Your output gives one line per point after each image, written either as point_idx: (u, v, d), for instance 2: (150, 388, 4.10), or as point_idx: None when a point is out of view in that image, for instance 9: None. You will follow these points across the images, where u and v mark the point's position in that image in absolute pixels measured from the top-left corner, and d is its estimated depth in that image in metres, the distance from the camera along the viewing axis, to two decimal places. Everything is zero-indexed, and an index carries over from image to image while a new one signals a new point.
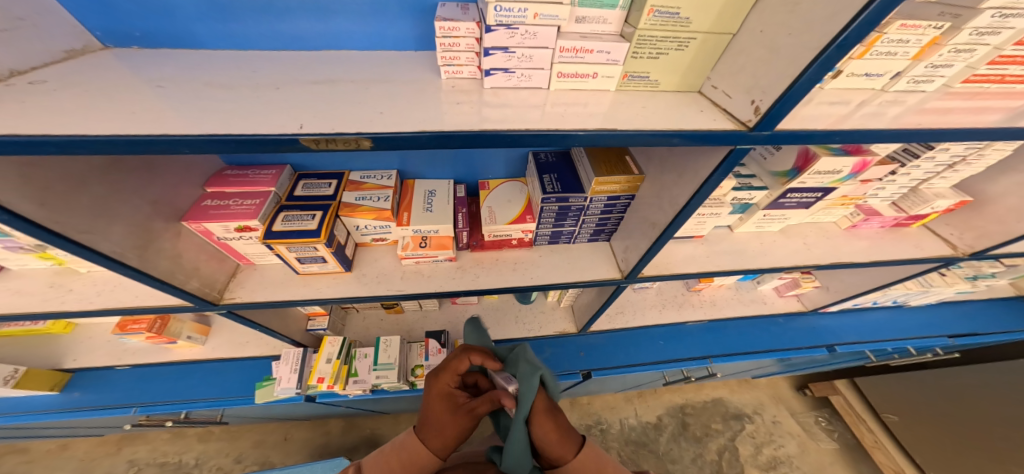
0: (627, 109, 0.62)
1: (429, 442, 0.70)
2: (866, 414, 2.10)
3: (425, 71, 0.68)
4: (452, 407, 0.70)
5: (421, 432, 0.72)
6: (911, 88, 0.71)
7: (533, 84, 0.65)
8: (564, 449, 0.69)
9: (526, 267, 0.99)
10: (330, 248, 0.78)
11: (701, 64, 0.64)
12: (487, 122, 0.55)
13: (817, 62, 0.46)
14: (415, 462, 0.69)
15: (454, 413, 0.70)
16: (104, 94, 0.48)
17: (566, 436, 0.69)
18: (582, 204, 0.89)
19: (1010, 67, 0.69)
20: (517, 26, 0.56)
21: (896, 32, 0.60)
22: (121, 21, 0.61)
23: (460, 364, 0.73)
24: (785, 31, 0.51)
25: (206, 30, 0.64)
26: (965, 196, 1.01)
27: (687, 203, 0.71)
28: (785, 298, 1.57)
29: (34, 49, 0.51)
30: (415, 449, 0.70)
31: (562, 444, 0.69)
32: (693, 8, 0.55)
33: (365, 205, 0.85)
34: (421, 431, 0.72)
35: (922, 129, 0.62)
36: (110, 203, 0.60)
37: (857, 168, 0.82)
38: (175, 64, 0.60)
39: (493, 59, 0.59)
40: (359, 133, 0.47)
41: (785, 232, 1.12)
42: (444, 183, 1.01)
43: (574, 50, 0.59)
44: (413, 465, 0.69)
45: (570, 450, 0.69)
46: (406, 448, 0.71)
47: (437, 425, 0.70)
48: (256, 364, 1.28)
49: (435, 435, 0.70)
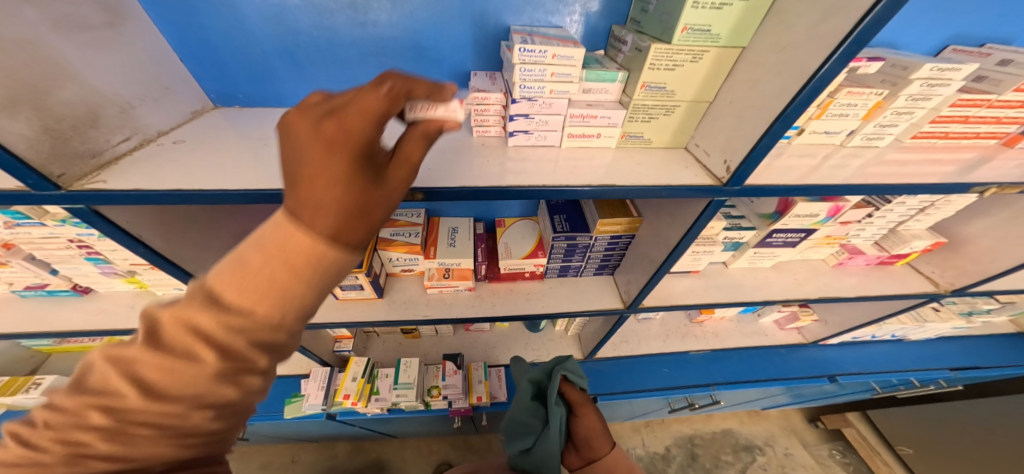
0: (626, 165, 0.75)
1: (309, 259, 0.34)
2: (879, 447, 2.10)
3: (459, 129, 0.82)
4: (362, 191, 0.36)
5: (217, 389, 0.35)
6: (867, 143, 0.82)
7: (548, 143, 0.78)
8: (599, 443, 0.80)
9: (538, 297, 1.09)
10: (368, 276, 0.92)
11: (686, 126, 0.77)
12: (510, 176, 0.69)
13: (769, 133, 0.58)
14: (229, 440, 0.40)
15: (376, 202, 0.37)
16: (226, 153, 0.63)
17: (603, 428, 0.82)
18: (588, 242, 1.01)
19: (952, 125, 0.80)
20: (536, 98, 0.70)
21: (846, 97, 0.73)
22: (230, 86, 0.77)
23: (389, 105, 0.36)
24: (746, 105, 0.63)
25: (290, 92, 0.80)
26: (940, 237, 1.10)
27: (678, 243, 0.81)
28: (786, 331, 1.63)
29: (173, 114, 0.68)
30: (232, 404, 0.36)
31: (601, 438, 0.81)
32: (676, 84, 0.69)
33: (398, 241, 1.00)
34: (240, 380, 0.36)
35: (880, 181, 0.73)
36: (206, 236, 0.73)
37: (831, 212, 0.94)
38: (268, 123, 0.75)
39: (517, 123, 0.73)
40: (414, 188, 0.61)
41: (777, 267, 1.21)
42: (465, 220, 1.15)
43: (581, 116, 0.73)
44: (244, 412, 0.39)
45: (606, 446, 0.81)
46: (204, 422, 0.35)
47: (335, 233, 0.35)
48: (284, 382, 1.37)
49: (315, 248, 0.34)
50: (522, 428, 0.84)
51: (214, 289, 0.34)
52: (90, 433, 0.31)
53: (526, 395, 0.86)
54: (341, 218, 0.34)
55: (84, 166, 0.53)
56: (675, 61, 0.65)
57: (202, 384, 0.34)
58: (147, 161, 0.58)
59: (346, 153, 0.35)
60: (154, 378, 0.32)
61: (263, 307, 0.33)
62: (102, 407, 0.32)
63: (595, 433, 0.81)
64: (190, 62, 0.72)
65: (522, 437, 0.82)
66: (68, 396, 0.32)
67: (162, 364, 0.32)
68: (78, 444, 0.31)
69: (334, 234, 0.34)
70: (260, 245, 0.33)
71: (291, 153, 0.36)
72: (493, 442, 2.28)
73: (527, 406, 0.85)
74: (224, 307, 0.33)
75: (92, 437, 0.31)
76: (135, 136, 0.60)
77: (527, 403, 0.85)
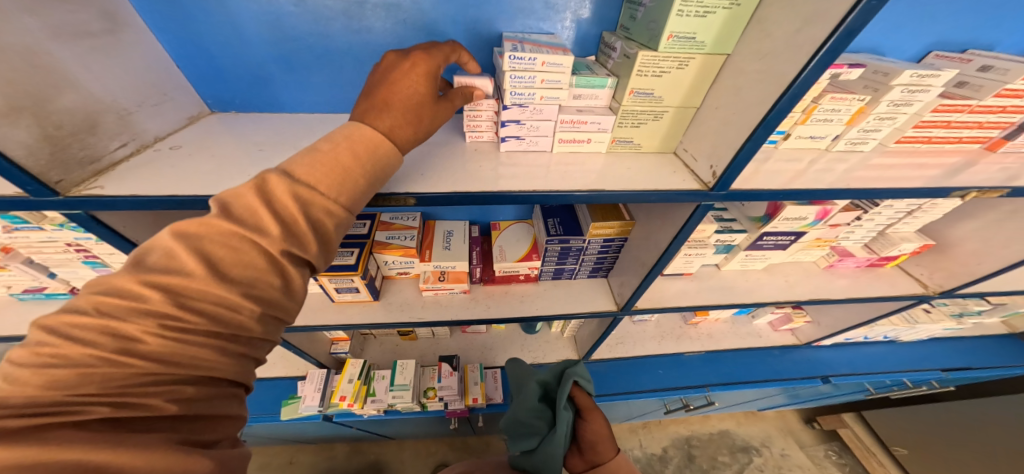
0: (615, 170, 0.76)
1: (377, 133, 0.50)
2: (874, 447, 2.10)
3: (453, 134, 0.83)
4: (418, 99, 0.54)
5: (267, 277, 0.42)
6: (852, 148, 0.84)
7: (539, 148, 0.80)
8: (604, 450, 0.80)
9: (533, 299, 1.11)
10: (364, 279, 0.93)
11: (674, 131, 0.78)
12: (503, 181, 0.70)
13: (752, 138, 0.59)
14: (249, 368, 0.43)
15: (422, 111, 0.55)
16: (222, 159, 0.64)
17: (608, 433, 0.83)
18: (581, 245, 1.03)
19: (935, 130, 0.82)
20: (527, 105, 0.71)
21: (830, 103, 0.75)
22: (227, 92, 0.78)
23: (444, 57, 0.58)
24: (731, 111, 0.65)
25: (287, 98, 0.82)
26: (928, 240, 1.12)
27: (668, 246, 0.83)
28: (780, 332, 1.64)
29: (169, 120, 0.69)
30: (273, 304, 0.43)
31: (606, 444, 0.81)
32: (664, 90, 0.70)
33: (394, 244, 1.01)
34: (285, 275, 0.44)
35: (864, 186, 0.74)
36: None
37: (820, 215, 0.95)
38: (264, 128, 0.77)
39: (508, 129, 0.75)
40: (406, 194, 0.63)
41: (769, 270, 1.23)
42: (461, 224, 1.17)
43: (572, 122, 0.74)
44: (275, 325, 0.45)
45: (610, 452, 0.81)
46: (249, 321, 0.41)
47: (397, 122, 0.52)
48: (281, 384, 1.38)
49: (383, 127, 0.51)
50: (527, 429, 0.84)
51: (285, 170, 0.44)
52: (148, 318, 0.35)
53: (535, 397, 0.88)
54: (399, 120, 0.52)
55: (83, 172, 0.54)
56: (662, 68, 0.66)
57: (260, 266, 0.41)
58: (144, 167, 0.59)
59: (417, 77, 0.54)
60: (220, 256, 0.39)
61: (324, 185, 0.44)
62: (159, 289, 0.36)
63: (599, 438, 0.81)
64: (187, 68, 0.73)
65: (526, 438, 0.83)
66: (129, 272, 0.36)
67: (231, 243, 0.40)
68: (131, 339, 0.35)
69: (390, 130, 0.51)
70: (332, 140, 0.47)
71: (373, 79, 0.55)
72: (492, 443, 2.28)
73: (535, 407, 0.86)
74: (295, 180, 0.43)
75: (147, 324, 0.35)
76: (133, 141, 0.61)
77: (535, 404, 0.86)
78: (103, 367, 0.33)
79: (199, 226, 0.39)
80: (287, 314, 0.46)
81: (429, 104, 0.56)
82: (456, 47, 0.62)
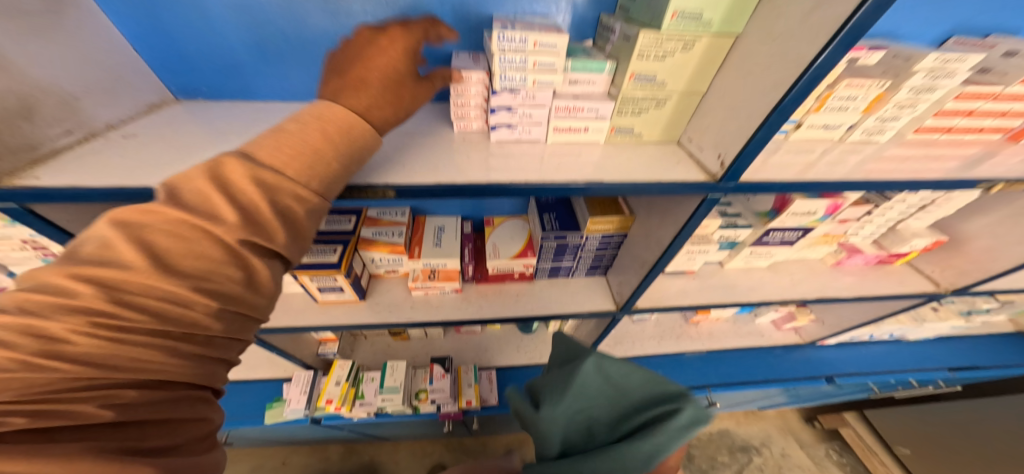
0: (614, 160, 0.71)
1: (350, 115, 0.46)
2: (877, 448, 2.01)
3: (439, 123, 0.77)
4: (396, 79, 0.50)
5: (223, 269, 0.36)
6: (867, 138, 0.79)
7: (533, 137, 0.74)
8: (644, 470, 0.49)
9: (528, 298, 1.06)
10: (348, 278, 0.88)
11: (678, 120, 0.73)
12: (493, 173, 0.65)
13: (765, 125, 0.54)
14: (212, 371, 0.38)
15: (401, 90, 0.51)
16: (180, 148, 0.59)
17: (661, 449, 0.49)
18: (579, 242, 0.97)
19: (956, 119, 0.77)
20: (519, 90, 0.66)
21: (845, 89, 0.70)
22: (193, 79, 0.72)
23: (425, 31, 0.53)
24: (740, 96, 0.59)
25: (258, 86, 0.75)
26: (941, 236, 1.08)
27: (671, 243, 0.77)
28: (783, 331, 1.60)
29: (124, 106, 0.63)
30: (236, 300, 0.37)
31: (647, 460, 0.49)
32: (667, 74, 0.65)
33: (381, 240, 0.96)
34: (247, 267, 0.38)
35: (879, 178, 0.70)
36: None
37: (830, 209, 0.91)
38: (232, 117, 0.71)
39: (498, 116, 0.69)
40: (385, 186, 0.57)
41: (773, 267, 1.18)
42: (452, 219, 1.11)
43: (567, 108, 0.69)
44: (243, 326, 0.40)
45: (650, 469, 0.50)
46: (205, 320, 0.35)
47: (373, 100, 0.48)
48: (267, 385, 1.34)
49: (356, 108, 0.47)
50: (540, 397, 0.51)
51: (247, 155, 0.40)
52: (77, 316, 0.29)
53: (582, 379, 0.48)
54: (376, 95, 0.49)
55: (15, 163, 0.49)
56: (665, 50, 0.61)
57: (214, 257, 0.36)
58: (90, 157, 0.54)
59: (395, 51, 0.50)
60: (166, 247, 0.34)
61: (292, 168, 0.41)
62: (93, 284, 0.31)
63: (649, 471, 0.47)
64: (146, 51, 0.67)
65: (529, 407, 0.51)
66: (58, 266, 0.31)
67: (183, 232, 0.35)
68: (58, 339, 0.29)
69: (367, 109, 0.48)
70: (299, 121, 0.44)
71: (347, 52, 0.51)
72: (488, 444, 2.24)
73: (570, 393, 0.48)
74: (256, 165, 0.39)
75: (76, 321, 0.29)
76: (78, 129, 0.55)
77: (574, 390, 0.48)
78: (20, 371, 0.27)
79: (143, 214, 0.34)
80: (255, 310, 0.41)
81: (408, 82, 0.52)
82: (437, 22, 0.55)
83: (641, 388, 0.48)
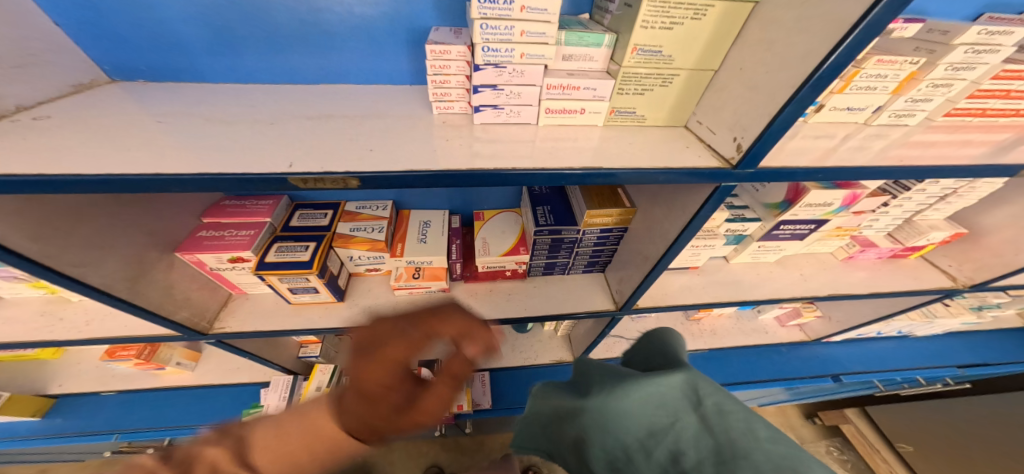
0: (615, 145, 0.63)
1: (347, 423, 0.43)
2: (879, 444, 1.94)
3: (418, 105, 0.69)
4: (390, 409, 0.43)
5: None
6: (893, 122, 0.72)
7: (522, 120, 0.66)
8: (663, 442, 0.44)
9: (520, 298, 0.98)
10: (322, 278, 0.80)
11: (685, 101, 0.65)
12: (478, 159, 0.57)
13: (794, 100, 0.46)
14: None
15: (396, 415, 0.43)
16: (103, 130, 0.50)
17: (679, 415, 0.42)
18: (575, 237, 0.90)
19: (991, 101, 0.70)
20: (505, 65, 0.57)
21: (874, 66, 0.63)
22: (130, 56, 0.63)
23: (443, 323, 0.50)
24: (762, 69, 0.51)
25: (208, 66, 0.67)
26: (960, 228, 1.02)
27: (678, 236, 0.71)
28: (787, 328, 1.54)
29: (44, 85, 0.54)
30: None
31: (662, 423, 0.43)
32: (675, 47, 0.57)
33: (360, 237, 0.88)
34: None
35: (910, 164, 0.62)
36: (105, 237, 0.61)
37: (847, 200, 0.84)
38: (177, 99, 0.62)
39: (482, 96, 0.61)
40: (347, 173, 0.48)
41: (781, 262, 1.11)
42: (439, 213, 1.04)
43: (561, 87, 0.61)
44: None
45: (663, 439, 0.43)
46: None
47: (367, 419, 0.43)
48: (246, 390, 1.27)
49: (349, 421, 0.43)
50: (588, 384, 0.42)
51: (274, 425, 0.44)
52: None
53: (653, 387, 0.35)
54: (370, 420, 0.43)
55: None
56: (671, 18, 0.53)
57: None
58: None
59: (407, 371, 0.45)
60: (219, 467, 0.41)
61: (299, 456, 0.43)
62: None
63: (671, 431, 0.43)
64: (67, 20, 0.58)
65: (573, 393, 0.44)
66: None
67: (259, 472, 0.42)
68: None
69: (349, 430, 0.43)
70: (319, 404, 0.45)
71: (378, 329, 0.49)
72: (485, 444, 2.17)
73: (630, 394, 0.35)
74: (278, 441, 0.43)
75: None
76: None
77: (639, 392, 0.35)
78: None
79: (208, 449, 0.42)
80: None
81: (407, 391, 0.44)
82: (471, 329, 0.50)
83: (750, 446, 0.29)
